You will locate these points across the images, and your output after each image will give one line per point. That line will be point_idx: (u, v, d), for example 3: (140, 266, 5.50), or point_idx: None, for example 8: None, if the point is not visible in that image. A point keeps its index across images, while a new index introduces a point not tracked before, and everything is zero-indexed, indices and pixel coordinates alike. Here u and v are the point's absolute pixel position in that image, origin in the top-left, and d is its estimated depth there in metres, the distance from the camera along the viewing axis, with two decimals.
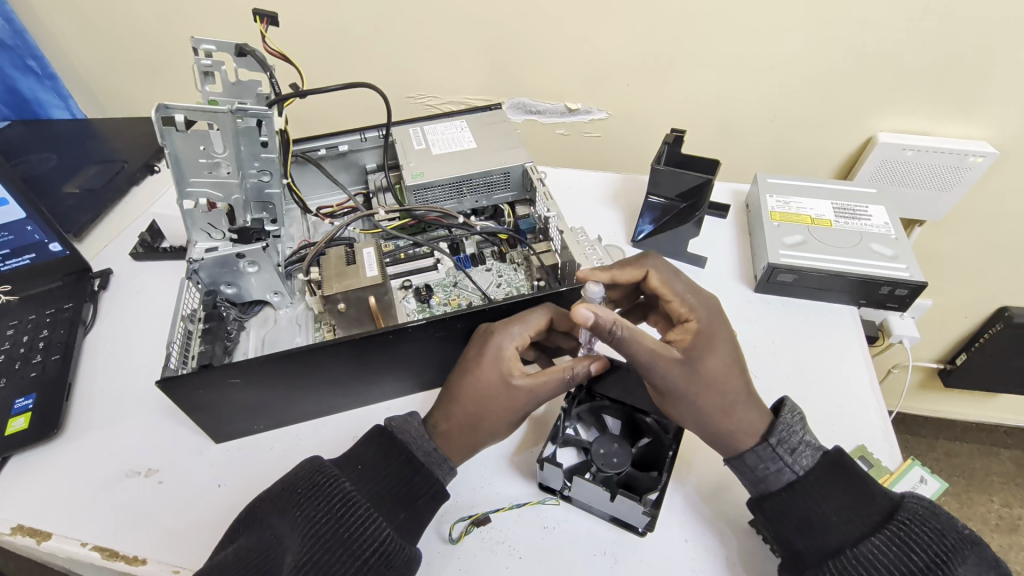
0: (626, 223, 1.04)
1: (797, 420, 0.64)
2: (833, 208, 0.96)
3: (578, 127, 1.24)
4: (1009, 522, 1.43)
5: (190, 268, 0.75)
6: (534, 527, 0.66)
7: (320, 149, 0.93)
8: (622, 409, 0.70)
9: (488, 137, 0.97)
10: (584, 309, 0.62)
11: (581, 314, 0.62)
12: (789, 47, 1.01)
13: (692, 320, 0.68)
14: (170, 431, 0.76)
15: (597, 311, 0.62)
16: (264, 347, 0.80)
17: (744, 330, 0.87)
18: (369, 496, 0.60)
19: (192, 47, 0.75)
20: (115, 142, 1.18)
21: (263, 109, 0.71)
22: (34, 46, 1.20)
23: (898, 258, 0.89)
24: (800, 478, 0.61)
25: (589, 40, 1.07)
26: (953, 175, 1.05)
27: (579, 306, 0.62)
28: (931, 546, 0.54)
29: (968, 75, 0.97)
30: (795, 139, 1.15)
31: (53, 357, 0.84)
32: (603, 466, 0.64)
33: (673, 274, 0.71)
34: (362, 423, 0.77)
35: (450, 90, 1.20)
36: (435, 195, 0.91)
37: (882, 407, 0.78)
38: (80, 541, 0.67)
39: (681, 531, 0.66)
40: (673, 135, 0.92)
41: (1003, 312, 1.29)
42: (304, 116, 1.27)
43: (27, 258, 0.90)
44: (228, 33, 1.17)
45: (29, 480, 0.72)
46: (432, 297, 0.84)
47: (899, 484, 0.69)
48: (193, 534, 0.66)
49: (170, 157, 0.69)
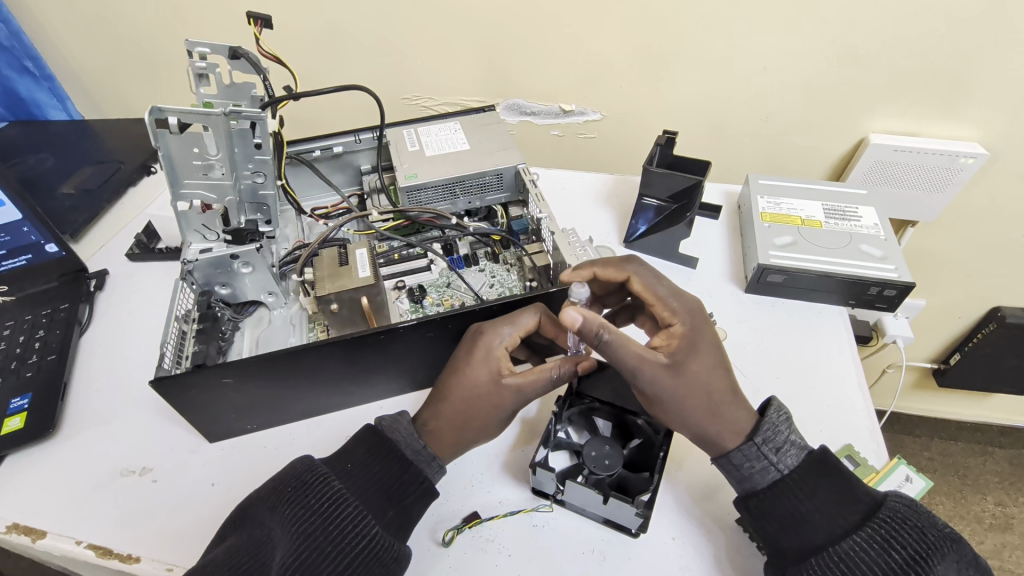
0: (618, 224, 1.04)
1: (783, 420, 0.65)
2: (823, 209, 0.97)
3: (573, 128, 1.24)
4: (1002, 521, 1.43)
5: (184, 269, 0.76)
6: (524, 526, 0.67)
7: (315, 151, 0.93)
8: (613, 411, 0.71)
9: (481, 138, 0.97)
10: (572, 311, 0.63)
11: (570, 317, 0.63)
12: (780, 48, 1.01)
13: (676, 324, 0.68)
14: (164, 430, 0.77)
15: (586, 313, 0.64)
16: (258, 347, 0.81)
17: (733, 331, 0.88)
18: (358, 494, 0.61)
19: (186, 50, 0.76)
20: (113, 143, 1.19)
21: (256, 112, 0.71)
22: (31, 47, 1.21)
23: (887, 259, 0.89)
24: (784, 476, 0.61)
25: (582, 41, 1.08)
26: (944, 175, 1.06)
27: (567, 309, 0.64)
28: (911, 543, 0.55)
29: (957, 77, 0.98)
30: (788, 140, 1.15)
31: (49, 357, 0.84)
32: (595, 470, 0.64)
33: (654, 278, 0.71)
34: (353, 422, 0.78)
35: (445, 91, 1.21)
36: (429, 196, 0.91)
37: (869, 407, 0.78)
38: (74, 539, 0.67)
39: (670, 530, 0.67)
40: (666, 137, 0.93)
41: (996, 312, 1.29)
42: (300, 116, 1.27)
43: (23, 258, 0.91)
44: (223, 34, 1.17)
45: (23, 479, 0.73)
46: (425, 298, 0.85)
47: (885, 483, 0.70)
48: (188, 531, 0.67)
49: (163, 158, 0.70)
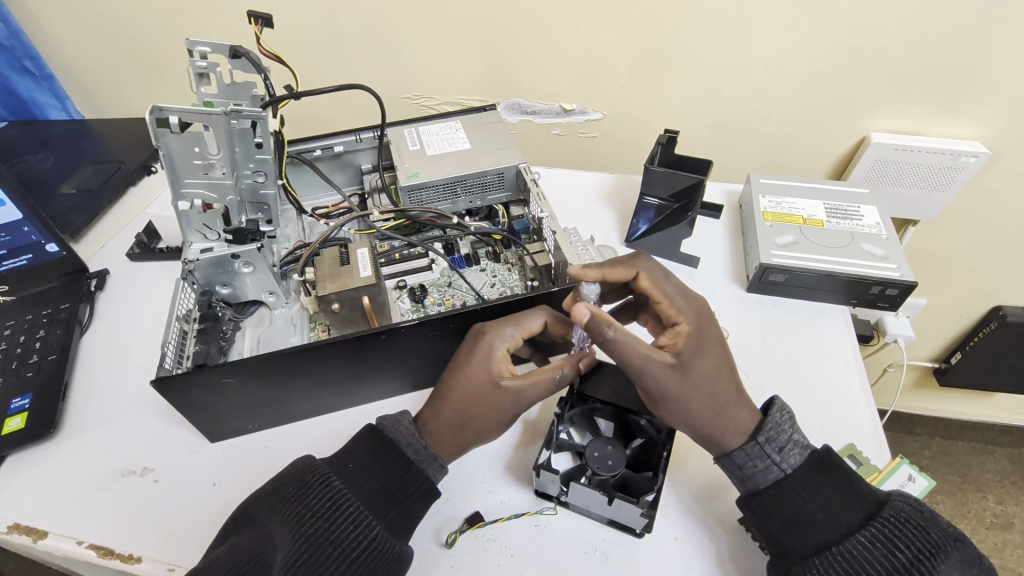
0: (619, 223, 1.04)
1: (786, 419, 0.65)
2: (825, 208, 0.97)
3: (573, 127, 1.24)
4: (1004, 520, 1.43)
5: (185, 269, 0.76)
6: (526, 527, 0.67)
7: (316, 150, 0.93)
8: (615, 411, 0.70)
9: (482, 137, 0.97)
10: (582, 306, 0.64)
11: (581, 310, 0.64)
12: (780, 47, 1.01)
13: (683, 323, 0.67)
14: (164, 430, 0.77)
15: (594, 309, 0.64)
16: (258, 347, 0.81)
17: (735, 330, 0.88)
18: (359, 494, 0.61)
19: (187, 49, 0.75)
20: (114, 143, 1.19)
21: (256, 111, 0.71)
22: (31, 47, 1.21)
23: (888, 258, 0.89)
24: (786, 476, 0.61)
25: (582, 40, 1.08)
26: (945, 174, 1.06)
27: (578, 304, 0.64)
28: (914, 542, 0.55)
29: (958, 76, 0.98)
30: (789, 139, 1.15)
31: (49, 357, 0.84)
32: (598, 470, 0.64)
33: (663, 274, 0.71)
34: (355, 422, 0.78)
35: (446, 90, 1.21)
36: (429, 195, 0.91)
37: (872, 407, 0.78)
38: (76, 540, 0.67)
39: (672, 530, 0.66)
40: (667, 136, 0.93)
41: (998, 311, 1.29)
42: (300, 116, 1.27)
43: (24, 258, 0.91)
44: (223, 34, 1.17)
45: (24, 480, 0.73)
46: (426, 298, 0.85)
47: (887, 483, 0.70)
48: (189, 531, 0.67)
49: (164, 157, 0.70)
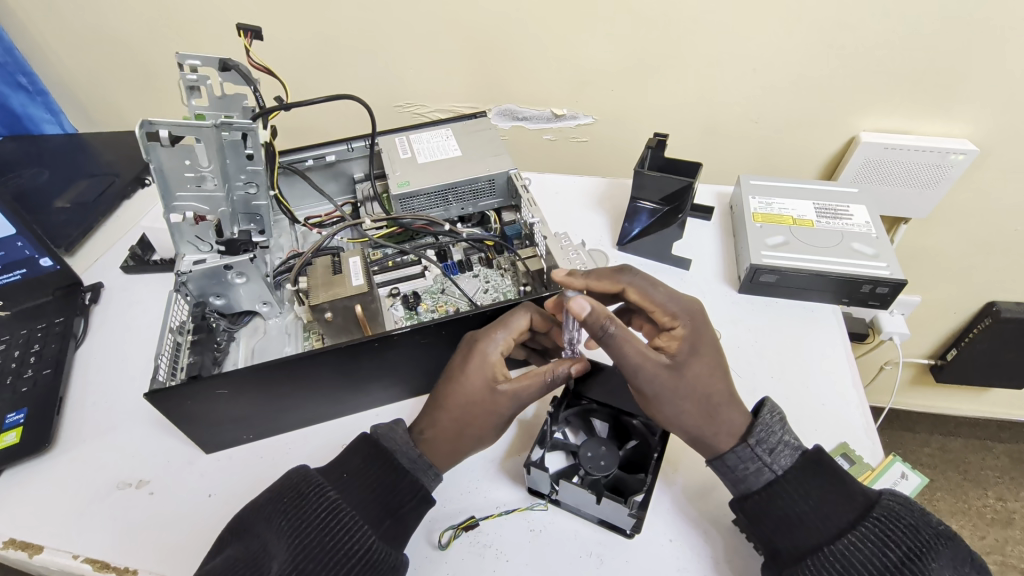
0: (612, 227, 1.05)
1: (777, 421, 0.65)
2: (815, 208, 0.97)
3: (565, 133, 1.25)
4: (1003, 515, 1.43)
5: (178, 281, 0.76)
6: (521, 530, 0.67)
7: (308, 160, 0.94)
8: (610, 412, 0.71)
9: (473, 145, 0.98)
10: (581, 299, 0.63)
11: (579, 305, 0.62)
12: (768, 49, 1.02)
13: (677, 326, 0.68)
14: (159, 442, 0.77)
15: (594, 303, 0.63)
16: (253, 356, 0.81)
17: (728, 331, 0.88)
18: (354, 504, 0.61)
19: (177, 63, 0.76)
20: (106, 156, 1.19)
21: (247, 123, 0.71)
22: (25, 63, 1.22)
23: (879, 257, 0.90)
24: (778, 477, 0.61)
25: (571, 45, 1.08)
26: (935, 173, 1.06)
27: (576, 297, 0.63)
28: (905, 541, 0.55)
29: (944, 76, 0.99)
30: (779, 140, 1.16)
31: (43, 371, 0.84)
32: (591, 470, 0.63)
33: (649, 284, 0.71)
34: (349, 430, 0.78)
35: (437, 98, 1.22)
36: (421, 203, 0.92)
37: (864, 405, 0.78)
38: (72, 553, 0.67)
39: (667, 531, 0.67)
40: (656, 139, 0.93)
41: (992, 307, 1.29)
42: (293, 127, 1.28)
43: (17, 273, 0.91)
44: (213, 46, 1.18)
45: (20, 495, 0.73)
46: (419, 305, 0.85)
47: (880, 481, 0.70)
48: (186, 542, 0.67)
49: (156, 172, 0.71)
